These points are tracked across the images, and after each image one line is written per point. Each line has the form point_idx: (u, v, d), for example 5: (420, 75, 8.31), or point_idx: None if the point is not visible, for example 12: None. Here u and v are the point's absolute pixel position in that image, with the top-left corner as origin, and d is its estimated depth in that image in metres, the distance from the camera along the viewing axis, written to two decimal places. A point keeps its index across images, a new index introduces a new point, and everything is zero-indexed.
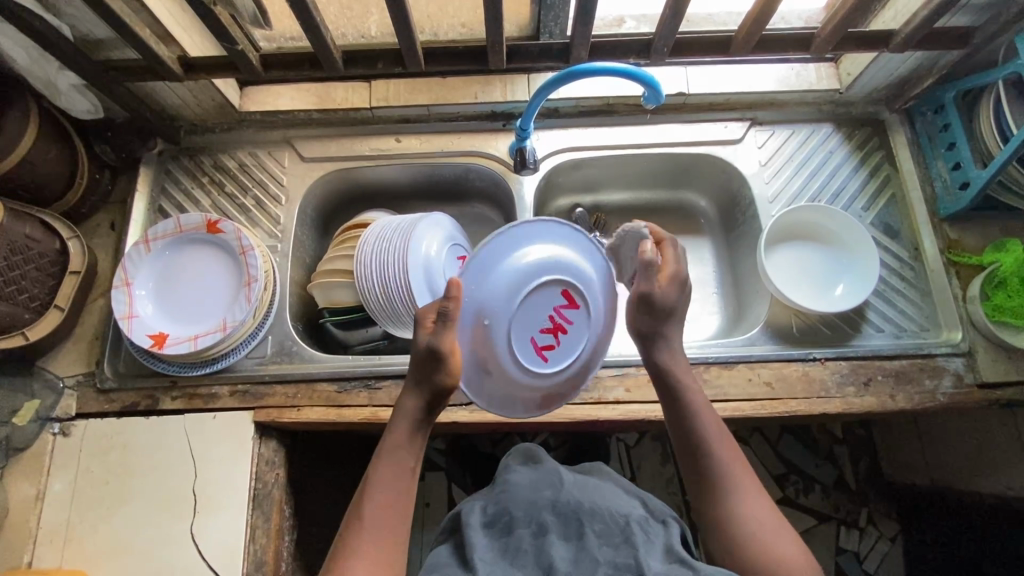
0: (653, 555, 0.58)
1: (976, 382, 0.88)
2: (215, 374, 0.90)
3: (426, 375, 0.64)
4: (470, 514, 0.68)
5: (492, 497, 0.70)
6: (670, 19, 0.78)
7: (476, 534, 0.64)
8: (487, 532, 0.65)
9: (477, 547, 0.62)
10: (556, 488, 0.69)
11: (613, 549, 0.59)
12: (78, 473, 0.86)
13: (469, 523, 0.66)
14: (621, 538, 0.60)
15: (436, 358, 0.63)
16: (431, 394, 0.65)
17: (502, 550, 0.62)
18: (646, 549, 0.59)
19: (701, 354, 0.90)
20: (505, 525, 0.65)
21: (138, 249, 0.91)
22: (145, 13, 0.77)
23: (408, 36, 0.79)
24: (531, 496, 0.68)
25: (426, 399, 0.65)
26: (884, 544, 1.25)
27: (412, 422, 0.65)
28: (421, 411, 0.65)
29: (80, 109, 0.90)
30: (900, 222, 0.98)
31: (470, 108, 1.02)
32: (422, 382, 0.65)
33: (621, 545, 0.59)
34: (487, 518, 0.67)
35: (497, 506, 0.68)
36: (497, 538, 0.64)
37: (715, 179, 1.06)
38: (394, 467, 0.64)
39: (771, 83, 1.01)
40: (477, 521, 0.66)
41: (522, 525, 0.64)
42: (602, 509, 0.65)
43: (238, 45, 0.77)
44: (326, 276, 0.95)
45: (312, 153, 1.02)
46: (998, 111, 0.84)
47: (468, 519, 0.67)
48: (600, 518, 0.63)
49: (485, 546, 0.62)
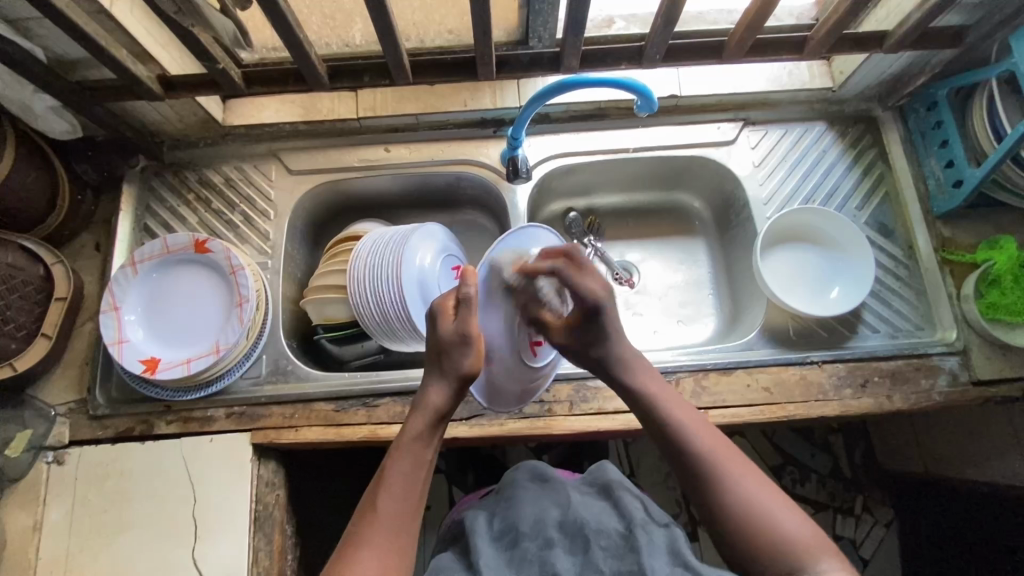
0: (658, 557, 0.58)
1: (971, 380, 0.89)
2: (210, 398, 0.89)
3: (451, 362, 0.67)
4: (476, 524, 0.67)
5: (498, 508, 0.69)
6: (662, 26, 0.77)
7: (481, 543, 0.64)
8: (493, 543, 0.64)
9: (482, 555, 0.61)
10: (562, 505, 0.67)
11: (618, 558, 0.59)
12: (75, 502, 0.85)
13: (476, 533, 0.65)
14: (625, 547, 0.60)
15: (458, 345, 0.67)
16: (457, 385, 0.67)
17: (508, 560, 0.61)
18: (650, 552, 0.58)
19: (698, 360, 0.90)
20: (510, 538, 0.64)
21: (125, 272, 0.89)
22: (121, 32, 0.74)
23: (395, 49, 0.77)
24: (538, 510, 0.66)
25: (451, 392, 0.67)
26: (880, 531, 1.26)
27: (433, 415, 0.66)
28: (444, 403, 0.67)
29: (59, 130, 0.87)
30: (894, 221, 0.98)
31: (460, 116, 1.00)
32: (448, 372, 0.68)
33: (625, 553, 0.59)
34: (494, 530, 0.66)
35: (504, 520, 0.67)
36: (504, 550, 0.63)
37: (709, 181, 1.06)
38: (411, 458, 0.64)
39: (762, 83, 1.00)
40: (484, 533, 0.66)
41: (528, 538, 0.63)
42: (607, 525, 0.63)
43: (219, 64, 0.75)
44: (318, 291, 0.93)
45: (300, 165, 1.00)
46: (991, 109, 0.84)
47: (475, 529, 0.66)
48: (606, 532, 0.62)
49: (490, 554, 0.62)
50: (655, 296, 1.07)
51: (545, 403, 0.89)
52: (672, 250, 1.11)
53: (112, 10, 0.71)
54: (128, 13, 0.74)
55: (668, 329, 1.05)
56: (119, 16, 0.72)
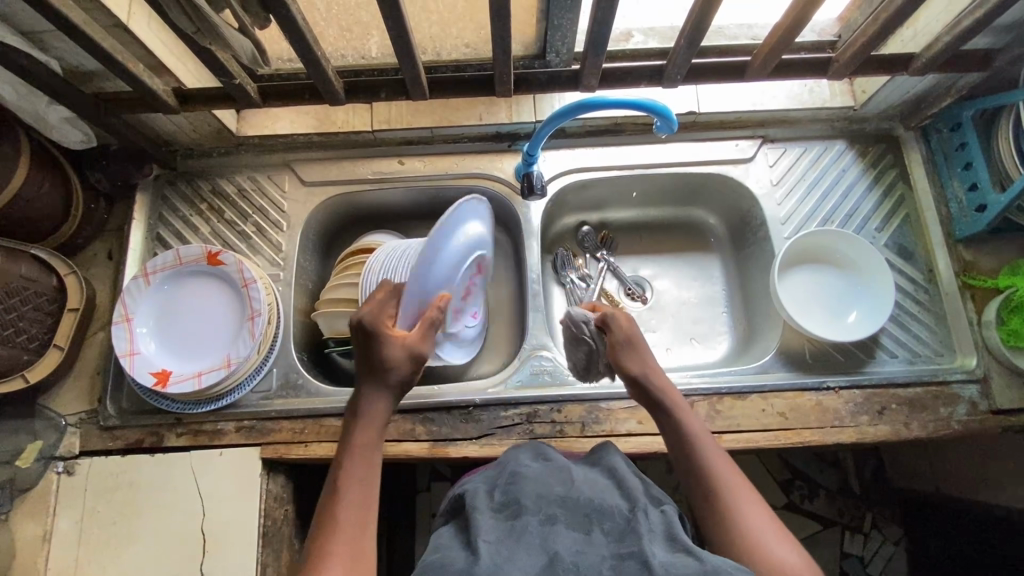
0: (657, 544, 0.53)
1: (990, 410, 0.87)
2: (220, 411, 0.89)
3: (377, 364, 0.68)
4: (475, 497, 0.61)
5: (498, 481, 0.64)
6: (686, 47, 0.75)
7: (481, 515, 0.57)
8: (493, 516, 0.58)
9: (481, 528, 0.55)
10: (566, 483, 0.61)
11: (618, 542, 0.54)
12: (85, 512, 0.85)
13: (475, 506, 0.59)
14: (626, 530, 0.55)
15: (365, 338, 0.69)
16: (387, 385, 0.68)
17: (507, 533, 0.55)
18: (650, 539, 0.53)
19: (713, 384, 0.89)
20: (511, 510, 0.58)
21: (137, 283, 0.89)
22: (137, 45, 0.74)
23: (413, 65, 0.76)
24: (541, 486, 0.61)
25: (382, 392, 0.68)
26: (888, 549, 1.25)
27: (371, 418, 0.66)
28: (379, 407, 0.67)
29: (74, 140, 0.87)
30: (914, 244, 0.96)
31: (475, 129, 0.99)
32: (374, 372, 0.68)
33: (626, 536, 0.54)
34: (495, 505, 0.60)
35: (506, 493, 0.61)
36: (503, 522, 0.57)
37: (726, 197, 1.04)
38: (360, 459, 0.64)
39: (783, 101, 0.98)
40: (484, 507, 0.59)
41: (531, 511, 0.57)
42: (610, 504, 0.58)
43: (236, 78, 0.73)
44: (330, 305, 0.93)
45: (313, 176, 0.99)
46: (1018, 133, 0.82)
47: (474, 502, 0.60)
48: (610, 514, 0.57)
49: (489, 527, 0.56)
50: (668, 312, 1.06)
51: (557, 424, 0.87)
52: (687, 266, 1.10)
53: (130, 24, 0.70)
54: (145, 27, 0.73)
55: (681, 347, 1.04)
56: (137, 31, 0.72)
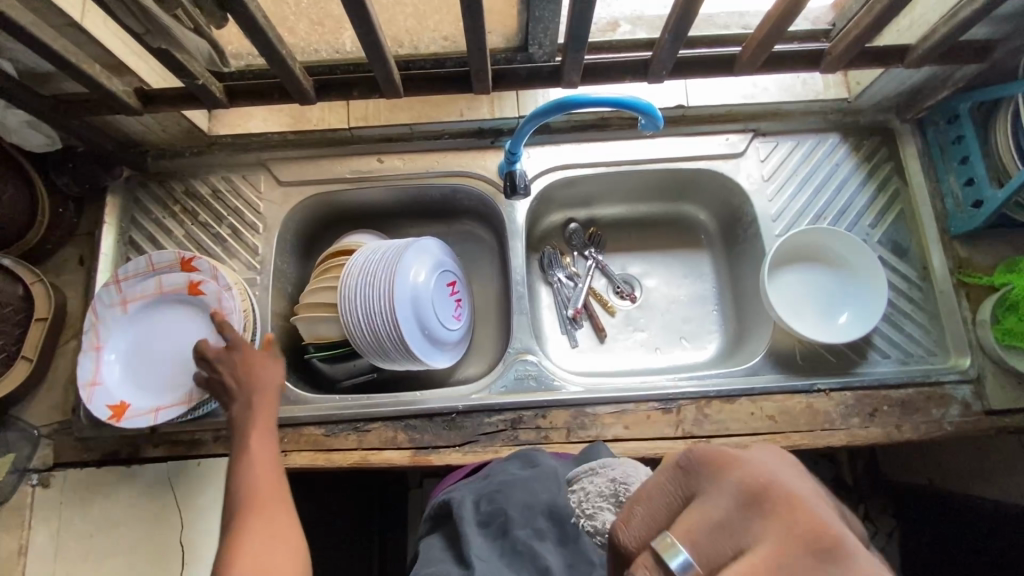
0: None
1: (984, 410, 0.85)
2: (198, 420, 0.87)
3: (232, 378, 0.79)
4: (462, 507, 0.64)
5: (485, 488, 0.67)
6: (671, 42, 0.72)
7: (470, 532, 0.61)
8: (481, 530, 0.62)
9: (473, 546, 0.59)
10: (551, 488, 0.65)
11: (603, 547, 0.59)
12: (60, 525, 0.83)
13: (461, 518, 0.63)
14: None
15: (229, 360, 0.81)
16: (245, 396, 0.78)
17: (498, 551, 0.59)
18: None
19: (700, 387, 0.87)
20: (499, 525, 0.61)
21: (107, 291, 0.86)
22: (94, 45, 0.70)
23: (385, 64, 0.73)
24: (527, 494, 0.64)
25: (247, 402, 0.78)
26: (881, 540, 1.25)
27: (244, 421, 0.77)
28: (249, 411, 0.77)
29: (36, 143, 0.84)
30: (909, 240, 0.94)
31: (456, 125, 0.96)
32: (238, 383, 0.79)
33: None
34: (481, 516, 0.63)
35: (492, 502, 0.64)
36: (493, 537, 0.61)
37: (716, 192, 1.01)
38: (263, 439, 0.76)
39: (773, 93, 0.95)
40: (471, 518, 0.63)
41: (519, 526, 0.61)
42: None
43: (199, 79, 0.70)
44: (308, 310, 0.90)
45: (290, 176, 0.96)
46: (1015, 127, 0.79)
47: (461, 512, 0.63)
48: None
49: (480, 545, 0.60)
50: (657, 310, 1.04)
51: (542, 430, 0.85)
52: (677, 263, 1.07)
53: (84, 22, 0.67)
54: (101, 26, 0.70)
55: (670, 347, 1.02)
56: (93, 31, 0.68)
